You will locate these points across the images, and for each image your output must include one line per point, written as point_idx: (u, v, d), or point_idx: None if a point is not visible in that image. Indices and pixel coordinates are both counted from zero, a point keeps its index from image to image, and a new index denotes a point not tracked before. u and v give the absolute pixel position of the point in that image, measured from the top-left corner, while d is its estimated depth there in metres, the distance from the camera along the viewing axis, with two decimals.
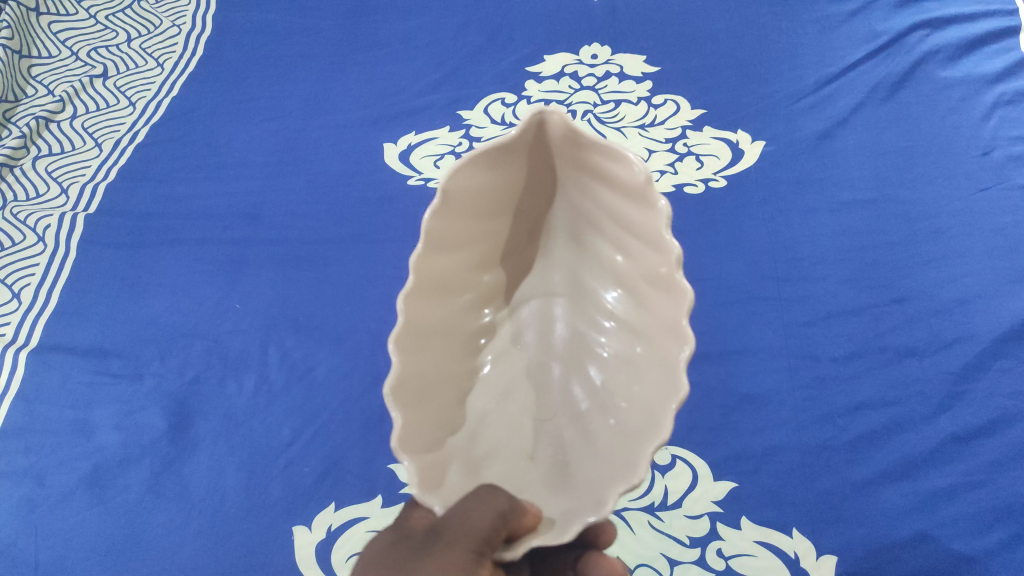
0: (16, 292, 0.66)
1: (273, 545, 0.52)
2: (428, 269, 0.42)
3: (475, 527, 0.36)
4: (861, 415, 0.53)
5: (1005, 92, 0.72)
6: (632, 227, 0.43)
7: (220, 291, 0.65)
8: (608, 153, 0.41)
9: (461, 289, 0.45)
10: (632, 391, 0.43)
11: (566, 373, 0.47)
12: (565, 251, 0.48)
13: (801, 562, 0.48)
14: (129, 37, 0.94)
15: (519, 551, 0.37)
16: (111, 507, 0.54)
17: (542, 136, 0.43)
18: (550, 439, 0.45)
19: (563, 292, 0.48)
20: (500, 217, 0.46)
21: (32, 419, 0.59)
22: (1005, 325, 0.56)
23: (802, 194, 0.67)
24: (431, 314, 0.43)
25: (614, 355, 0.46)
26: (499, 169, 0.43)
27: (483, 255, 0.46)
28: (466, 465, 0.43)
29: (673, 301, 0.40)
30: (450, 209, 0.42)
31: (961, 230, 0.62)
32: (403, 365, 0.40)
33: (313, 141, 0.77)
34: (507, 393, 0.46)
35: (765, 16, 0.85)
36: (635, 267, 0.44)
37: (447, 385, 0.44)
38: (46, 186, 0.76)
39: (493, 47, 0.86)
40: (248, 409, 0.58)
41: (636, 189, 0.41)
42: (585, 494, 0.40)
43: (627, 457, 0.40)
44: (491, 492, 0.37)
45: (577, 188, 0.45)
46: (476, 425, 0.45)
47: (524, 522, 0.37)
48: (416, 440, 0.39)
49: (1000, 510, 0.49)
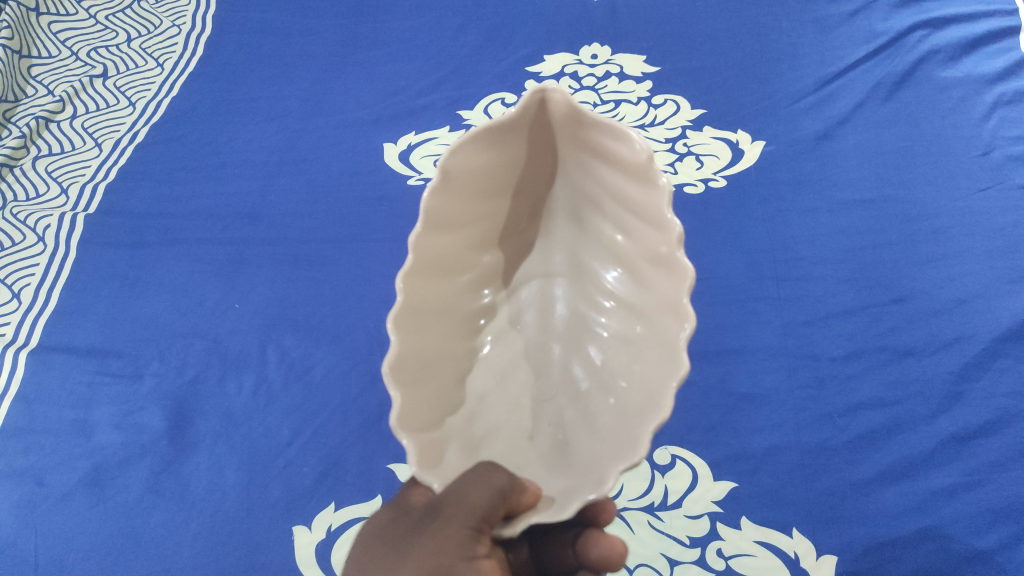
0: (17, 292, 0.66)
1: (274, 545, 0.52)
2: (428, 247, 0.42)
3: (474, 504, 0.36)
4: (860, 416, 0.53)
5: (1005, 93, 0.72)
6: (634, 206, 0.43)
7: (220, 291, 0.65)
8: (610, 131, 0.42)
9: (461, 270, 0.46)
10: (633, 370, 0.43)
11: (565, 353, 0.47)
12: (565, 231, 0.48)
13: (801, 561, 0.48)
14: (130, 38, 0.94)
15: (518, 529, 0.37)
16: (111, 506, 0.54)
17: (543, 115, 0.43)
18: (550, 419, 0.45)
19: (564, 272, 0.49)
20: (500, 197, 0.46)
21: (32, 419, 0.59)
22: (1004, 324, 0.56)
23: (801, 194, 0.67)
24: (430, 293, 0.43)
25: (614, 335, 0.46)
26: (500, 147, 0.44)
27: (482, 235, 0.46)
28: (465, 444, 0.43)
29: (674, 279, 0.40)
30: (451, 187, 0.42)
31: (961, 230, 0.62)
32: (403, 344, 0.40)
33: (313, 141, 0.77)
34: (506, 373, 0.47)
35: (764, 16, 0.85)
36: (636, 246, 0.44)
37: (447, 365, 0.44)
38: (46, 186, 0.76)
39: (493, 47, 0.86)
40: (247, 408, 0.58)
41: (637, 167, 0.41)
42: (585, 474, 0.40)
43: (627, 436, 0.40)
44: (490, 470, 0.37)
45: (578, 167, 0.46)
46: (475, 406, 0.45)
47: (523, 499, 0.37)
48: (415, 419, 0.39)
49: (999, 509, 0.49)
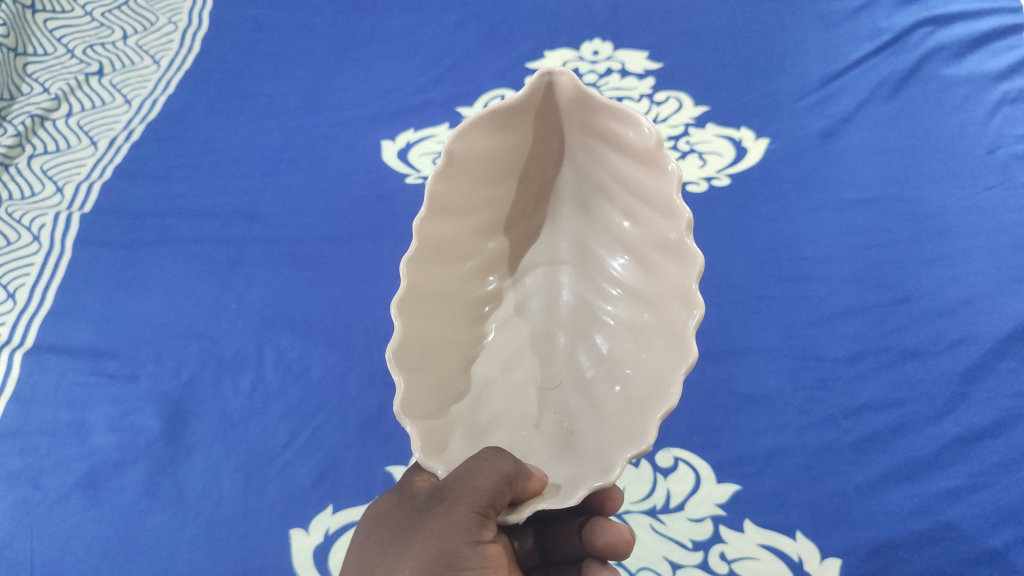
0: (11, 292, 0.65)
1: (271, 548, 0.51)
2: (433, 232, 0.41)
3: (481, 488, 0.35)
4: (864, 417, 0.52)
5: (1010, 90, 0.71)
6: (642, 192, 0.42)
7: (217, 291, 0.65)
8: (619, 115, 0.41)
9: (466, 256, 0.45)
10: (640, 358, 0.42)
11: (571, 341, 0.47)
12: (572, 218, 0.48)
13: (805, 565, 0.47)
14: (126, 35, 0.93)
15: (524, 515, 0.36)
16: (107, 509, 0.53)
17: (551, 99, 0.42)
18: (555, 407, 0.44)
19: (570, 260, 0.48)
20: (505, 183, 0.45)
21: (26, 421, 0.58)
22: (1009, 324, 0.55)
23: (804, 192, 0.66)
24: (434, 279, 0.42)
25: (621, 323, 0.45)
26: (506, 131, 0.43)
27: (488, 221, 0.46)
28: (469, 432, 0.42)
29: (682, 266, 0.39)
30: (455, 170, 0.42)
31: (966, 229, 0.61)
32: (407, 329, 0.39)
33: (311, 139, 0.77)
34: (510, 361, 0.46)
35: (767, 13, 0.84)
36: (643, 233, 0.43)
37: (451, 352, 0.43)
38: (41, 185, 0.74)
39: (493, 44, 0.85)
40: (244, 409, 0.57)
41: (646, 153, 0.40)
42: (590, 461, 0.39)
43: (634, 424, 0.39)
44: (496, 456, 0.36)
45: (585, 153, 0.45)
46: (479, 394, 0.44)
47: (529, 486, 0.36)
48: (419, 405, 0.39)
49: (1006, 511, 0.48)
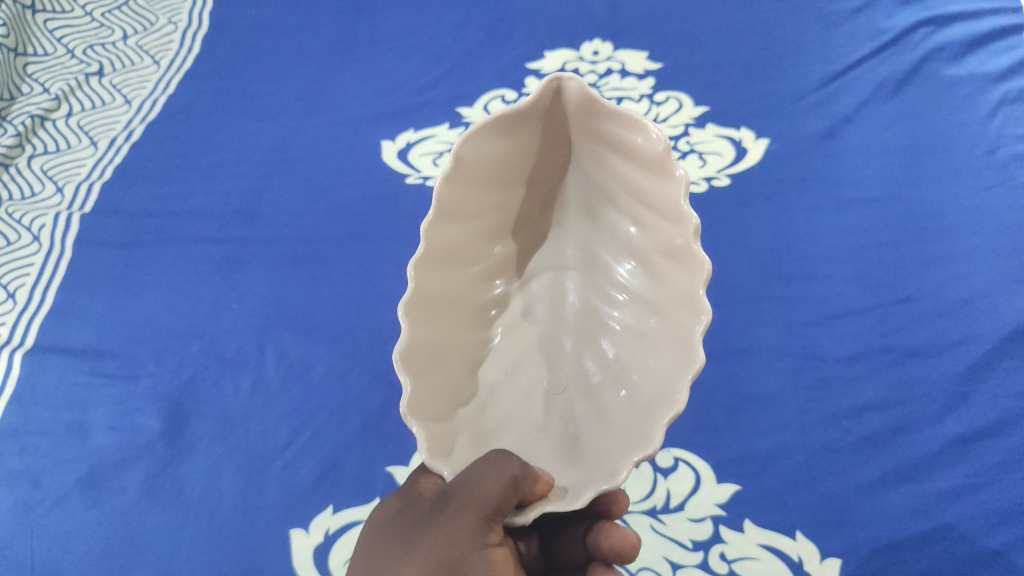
0: (11, 293, 0.65)
1: (272, 547, 0.51)
2: (439, 235, 0.41)
3: (488, 494, 0.35)
4: (865, 417, 0.52)
5: (1009, 90, 0.71)
6: (649, 199, 0.42)
7: (217, 291, 0.65)
8: (626, 121, 0.41)
9: (472, 261, 0.45)
10: (646, 364, 0.42)
11: (577, 346, 0.46)
12: (577, 224, 0.48)
13: (805, 565, 0.47)
14: (126, 35, 0.93)
15: (530, 516, 0.36)
16: (107, 509, 0.53)
17: (559, 104, 0.42)
18: (561, 413, 0.44)
19: (575, 265, 0.48)
20: (513, 187, 0.45)
21: (26, 421, 0.58)
22: (1009, 325, 0.55)
23: (805, 193, 0.66)
24: (441, 283, 0.42)
25: (627, 329, 0.45)
26: (514, 136, 0.43)
27: (495, 225, 0.46)
28: (473, 437, 0.42)
29: (689, 272, 0.40)
30: (462, 174, 0.42)
31: (966, 229, 0.61)
32: (413, 333, 0.39)
33: (311, 140, 0.77)
34: (516, 365, 0.46)
35: (767, 13, 0.84)
36: (649, 238, 0.43)
37: (457, 356, 0.44)
38: (41, 185, 0.74)
39: (493, 44, 0.85)
40: (245, 409, 0.57)
41: (653, 159, 0.40)
42: (596, 467, 0.39)
43: (640, 429, 0.39)
44: (503, 460, 0.36)
45: (591, 158, 0.45)
46: (485, 399, 0.44)
47: (535, 489, 0.36)
48: (425, 408, 0.39)
49: (1005, 512, 0.48)
